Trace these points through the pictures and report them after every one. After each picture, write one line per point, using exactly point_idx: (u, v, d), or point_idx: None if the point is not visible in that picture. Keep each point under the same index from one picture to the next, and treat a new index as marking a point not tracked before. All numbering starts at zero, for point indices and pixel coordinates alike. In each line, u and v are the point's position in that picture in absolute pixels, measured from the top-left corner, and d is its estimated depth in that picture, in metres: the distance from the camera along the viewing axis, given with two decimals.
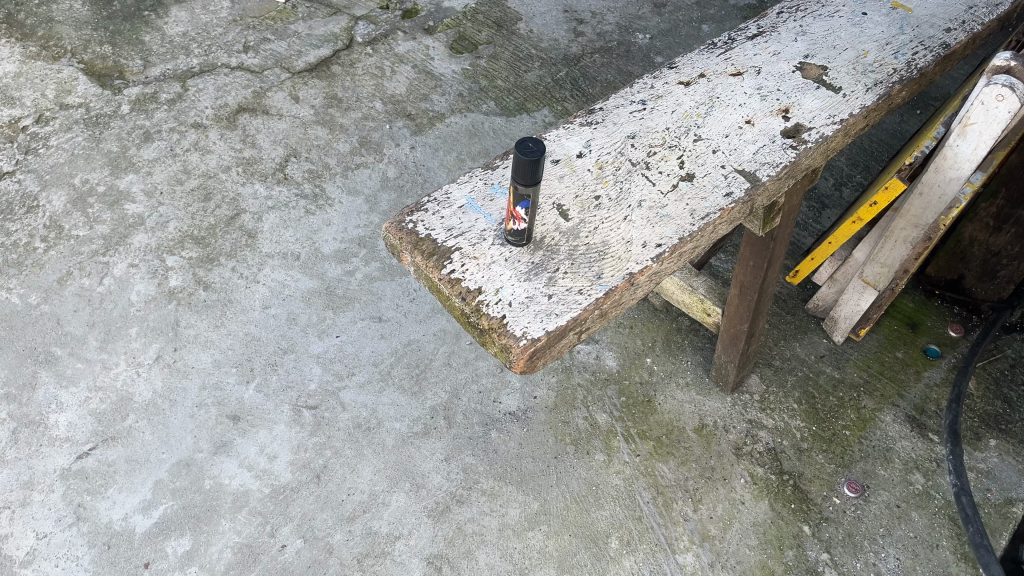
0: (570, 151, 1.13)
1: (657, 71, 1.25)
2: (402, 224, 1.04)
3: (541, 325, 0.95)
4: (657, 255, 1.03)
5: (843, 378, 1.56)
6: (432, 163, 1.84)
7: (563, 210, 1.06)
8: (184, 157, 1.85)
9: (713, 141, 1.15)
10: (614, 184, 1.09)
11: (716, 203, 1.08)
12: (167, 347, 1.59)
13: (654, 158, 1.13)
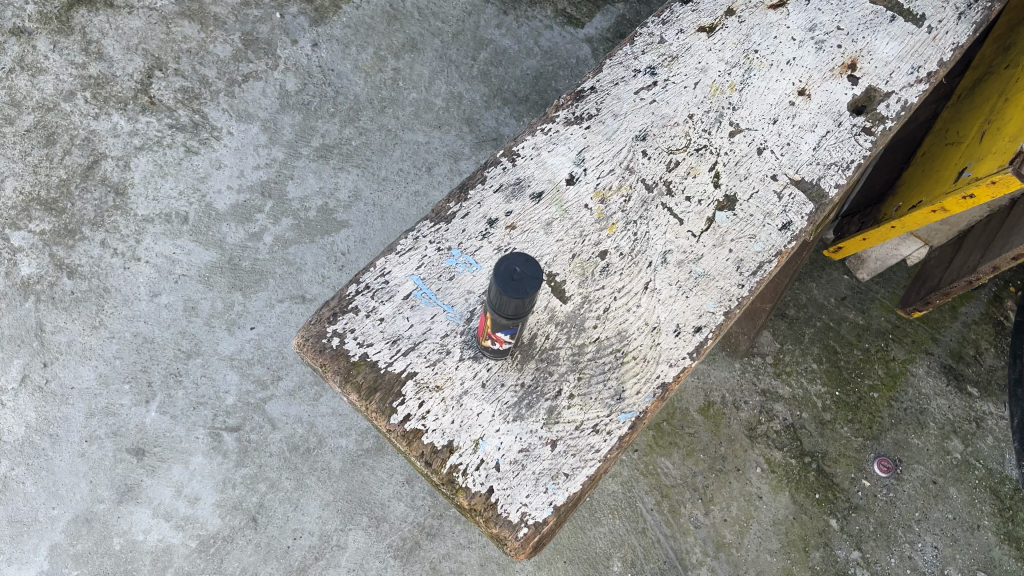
0: (557, 172, 0.78)
1: (665, 14, 0.88)
2: (322, 338, 0.70)
3: (546, 497, 0.66)
4: (697, 346, 0.72)
5: (868, 325, 1.32)
6: (343, 66, 1.45)
7: (556, 281, 0.73)
8: (7, 81, 1.38)
9: (756, 133, 0.81)
10: (624, 227, 0.76)
11: (770, 244, 0.76)
12: (33, 363, 1.24)
13: (678, 172, 0.78)
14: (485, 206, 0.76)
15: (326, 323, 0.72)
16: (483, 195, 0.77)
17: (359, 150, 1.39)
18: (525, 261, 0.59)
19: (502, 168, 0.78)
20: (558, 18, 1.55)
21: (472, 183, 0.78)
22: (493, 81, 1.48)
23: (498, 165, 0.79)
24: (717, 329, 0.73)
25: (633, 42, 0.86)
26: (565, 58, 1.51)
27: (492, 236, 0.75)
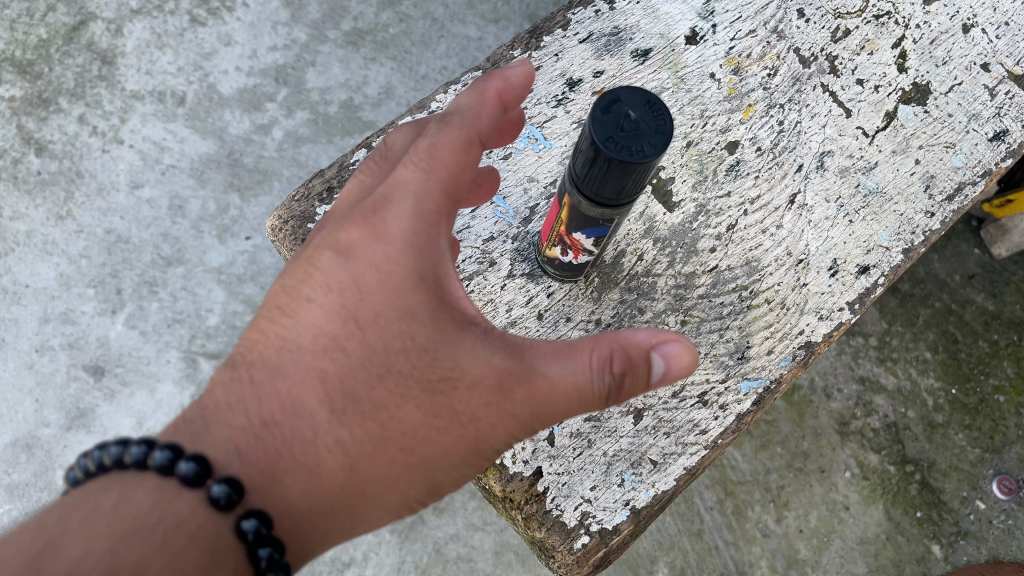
0: (675, 26, 0.68)
1: None
2: (308, 223, 0.65)
3: (622, 489, 0.59)
4: (860, 294, 0.63)
5: (999, 313, 1.07)
6: None
7: (660, 178, 0.65)
8: None
9: (960, 3, 0.68)
10: (763, 111, 0.66)
11: (972, 158, 0.66)
12: None
13: (843, 43, 0.67)
14: (569, 59, 0.67)
15: (317, 201, 0.66)
16: (566, 44, 0.68)
17: (397, 40, 1.16)
18: (644, 101, 0.39)
19: (594, 11, 0.69)
20: None
21: (550, 27, 0.69)
22: None
23: (589, 7, 0.70)
24: (890, 272, 0.63)
25: None
26: None
27: (571, 105, 0.66)
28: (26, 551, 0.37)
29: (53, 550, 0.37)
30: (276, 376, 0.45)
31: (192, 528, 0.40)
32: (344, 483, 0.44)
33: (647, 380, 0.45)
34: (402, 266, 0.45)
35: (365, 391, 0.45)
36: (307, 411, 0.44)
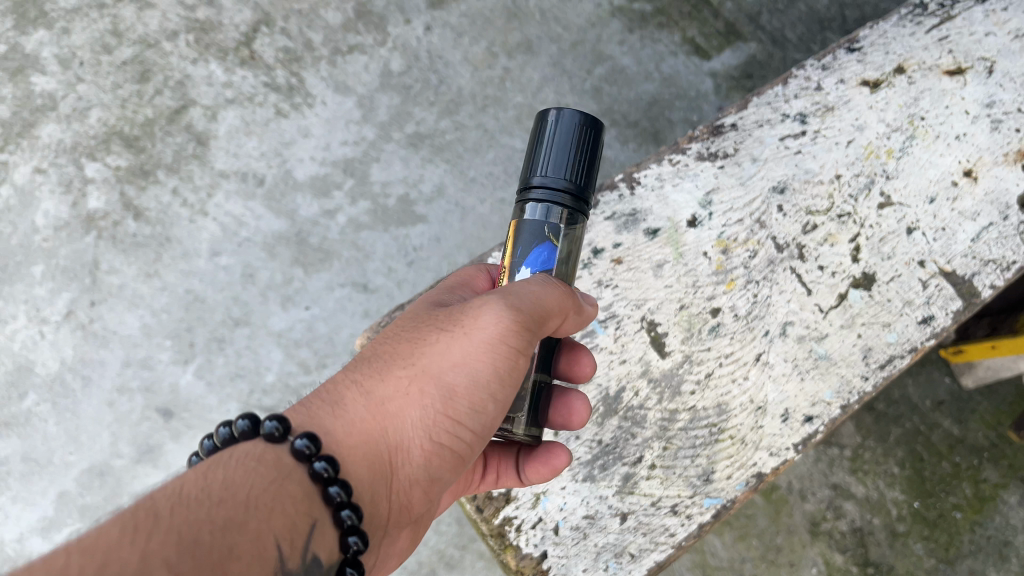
0: (680, 211, 0.86)
1: (831, 51, 0.91)
2: None
3: (605, 571, 0.80)
4: (803, 437, 0.83)
5: (962, 438, 1.19)
6: (452, 56, 1.37)
7: (658, 331, 0.84)
8: (113, 9, 1.34)
9: (906, 209, 0.86)
10: (742, 285, 0.84)
11: (904, 337, 0.84)
12: (82, 300, 1.20)
13: (812, 236, 0.85)
14: (594, 233, 0.85)
15: None
16: (594, 220, 0.85)
17: (452, 145, 1.32)
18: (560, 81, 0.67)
19: (619, 194, 0.86)
20: (684, 47, 1.41)
21: None
22: (604, 99, 1.38)
23: (614, 189, 0.87)
24: (829, 422, 0.83)
25: (787, 84, 0.89)
26: (684, 89, 1.40)
27: (593, 268, 0.84)
28: (125, 521, 0.44)
29: (153, 507, 0.46)
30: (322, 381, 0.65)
31: (261, 478, 0.53)
32: (375, 426, 0.61)
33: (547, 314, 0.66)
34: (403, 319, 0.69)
35: (378, 360, 0.65)
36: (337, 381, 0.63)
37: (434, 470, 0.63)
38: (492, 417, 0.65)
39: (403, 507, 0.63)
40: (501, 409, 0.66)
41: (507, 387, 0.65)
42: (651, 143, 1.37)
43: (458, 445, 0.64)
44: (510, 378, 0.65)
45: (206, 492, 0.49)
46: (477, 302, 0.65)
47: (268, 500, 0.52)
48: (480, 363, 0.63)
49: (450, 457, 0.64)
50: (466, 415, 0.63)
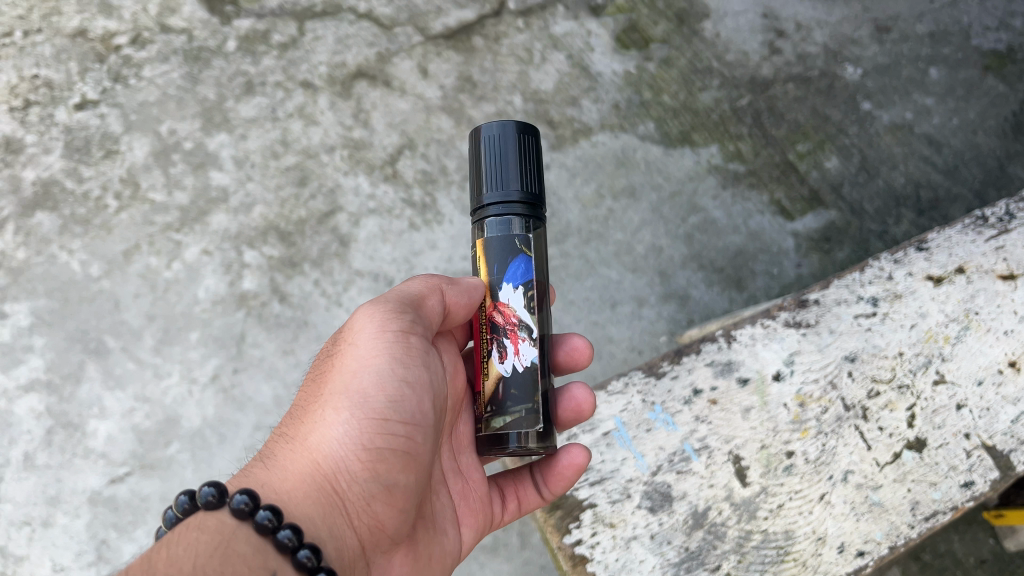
0: (766, 366, 1.00)
1: (901, 251, 1.08)
2: None
3: None
4: (854, 569, 0.90)
5: None
6: (566, 194, 1.56)
7: (741, 464, 0.94)
8: (285, 123, 1.59)
9: (958, 388, 0.98)
10: (814, 434, 0.95)
11: (948, 495, 0.94)
12: (227, 366, 1.40)
13: (875, 400, 0.97)
14: (694, 375, 1.00)
15: None
16: (695, 364, 1.01)
17: (557, 269, 1.49)
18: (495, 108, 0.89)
19: (718, 345, 1.02)
20: (771, 207, 1.59)
21: (688, 350, 1.03)
22: (695, 245, 1.55)
23: (714, 341, 1.03)
24: (877, 559, 0.91)
25: (864, 271, 1.07)
26: (767, 244, 1.56)
27: (692, 405, 0.98)
28: None
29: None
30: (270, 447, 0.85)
31: (207, 534, 0.68)
32: (304, 459, 0.80)
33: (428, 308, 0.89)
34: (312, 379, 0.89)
35: (303, 415, 0.84)
36: (277, 444, 0.83)
37: (387, 469, 0.81)
38: (417, 407, 0.83)
39: (374, 512, 0.81)
40: (423, 400, 0.84)
41: (415, 376, 0.84)
42: (733, 288, 1.53)
43: (396, 443, 0.82)
44: (409, 365, 0.84)
45: (159, 557, 0.63)
46: (352, 335, 0.86)
47: (214, 566, 0.64)
48: (366, 376, 0.83)
49: (395, 457, 0.82)
50: (387, 415, 0.82)
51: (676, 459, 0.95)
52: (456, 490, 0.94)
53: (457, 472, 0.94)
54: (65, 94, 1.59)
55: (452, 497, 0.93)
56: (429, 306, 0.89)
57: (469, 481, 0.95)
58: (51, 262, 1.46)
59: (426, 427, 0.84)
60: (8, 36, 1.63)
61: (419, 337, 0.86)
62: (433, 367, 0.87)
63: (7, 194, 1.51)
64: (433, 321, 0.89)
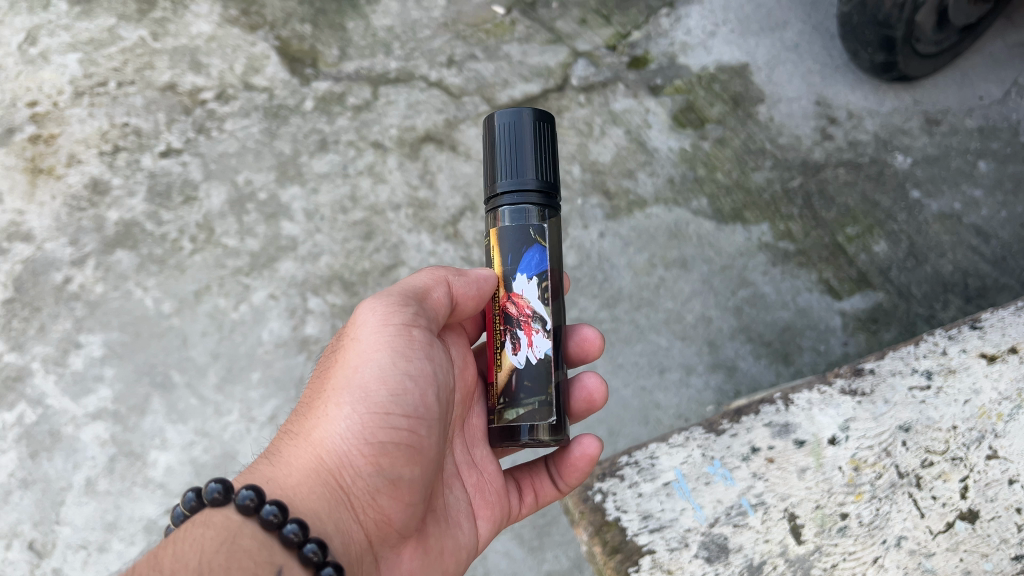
0: (823, 430, 1.02)
1: (956, 328, 1.11)
2: (588, 489, 1.02)
3: None
4: None
5: None
6: (618, 260, 1.62)
7: (796, 522, 0.96)
8: (355, 180, 1.67)
9: (1012, 463, 0.98)
10: (868, 498, 0.97)
11: (999, 565, 0.93)
12: (285, 407, 1.45)
13: (929, 471, 0.98)
14: (753, 435, 1.04)
15: (596, 478, 1.03)
16: (754, 425, 1.05)
17: (607, 333, 1.56)
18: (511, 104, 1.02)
19: (776, 407, 1.06)
20: (819, 286, 1.62)
21: (747, 411, 1.06)
22: (743, 317, 1.59)
23: (773, 404, 1.07)
24: None
25: (918, 345, 1.09)
26: (815, 321, 1.60)
27: (750, 462, 1.01)
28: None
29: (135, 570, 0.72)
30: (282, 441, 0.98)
31: (218, 527, 0.79)
32: (312, 454, 0.93)
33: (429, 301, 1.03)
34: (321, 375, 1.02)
35: (312, 410, 0.98)
36: (289, 438, 0.96)
37: (391, 462, 0.95)
38: (417, 400, 0.96)
39: (380, 504, 0.95)
40: (424, 392, 0.97)
41: (414, 372, 0.97)
42: (780, 361, 1.56)
43: (397, 436, 0.95)
44: (409, 359, 0.98)
45: (173, 553, 0.74)
46: (357, 333, 1.00)
47: (220, 561, 0.74)
48: (367, 374, 0.96)
49: (396, 450, 0.95)
50: (387, 409, 0.95)
51: (733, 512, 0.98)
52: (471, 482, 1.10)
53: (472, 464, 1.11)
54: (152, 142, 1.70)
55: (467, 490, 1.09)
56: (432, 300, 1.03)
57: (483, 472, 1.11)
58: (126, 297, 1.53)
59: (426, 419, 0.97)
60: (104, 86, 1.75)
61: (420, 331, 1.00)
62: (434, 360, 1.00)
63: (92, 232, 1.59)
64: (432, 318, 1.03)
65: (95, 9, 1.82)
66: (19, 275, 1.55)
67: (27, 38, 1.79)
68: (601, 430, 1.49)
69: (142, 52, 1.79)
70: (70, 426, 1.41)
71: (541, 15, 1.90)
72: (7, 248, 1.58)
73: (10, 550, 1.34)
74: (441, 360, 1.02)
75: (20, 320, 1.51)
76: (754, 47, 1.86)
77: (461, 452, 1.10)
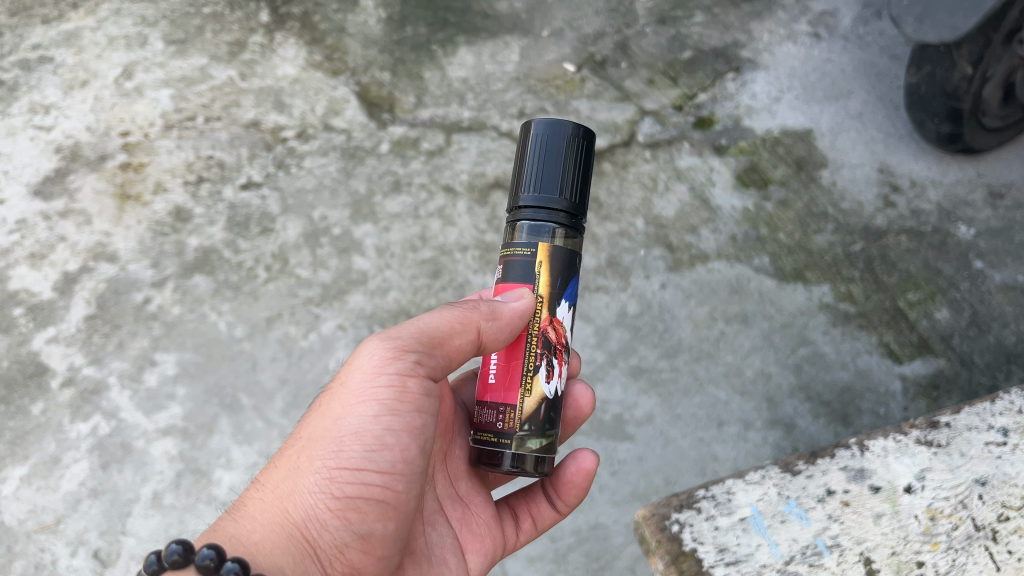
0: (899, 478, 1.02)
1: None
2: (664, 519, 1.03)
3: None
4: None
5: None
6: (679, 311, 1.66)
7: (872, 567, 0.96)
8: (425, 221, 1.73)
9: None
10: (944, 548, 0.96)
11: None
12: None
13: (1006, 526, 0.98)
14: (829, 478, 1.04)
15: (672, 509, 1.04)
16: (830, 468, 1.05)
17: (666, 382, 1.59)
18: (553, 122, 1.07)
19: (851, 452, 1.06)
20: (879, 349, 1.63)
21: (823, 454, 1.07)
22: (803, 376, 1.60)
23: (848, 448, 1.07)
24: None
25: (994, 403, 1.10)
26: (875, 383, 1.60)
27: (826, 504, 1.02)
28: None
29: None
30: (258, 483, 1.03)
31: None
32: (280, 509, 0.97)
33: (435, 349, 1.05)
34: (303, 418, 1.06)
35: (287, 459, 1.02)
36: (262, 485, 1.01)
37: (362, 518, 0.99)
38: (393, 457, 0.99)
39: (348, 557, 0.99)
40: (404, 448, 1.00)
41: (395, 428, 1.00)
42: (839, 422, 1.57)
43: (370, 493, 0.98)
44: (394, 413, 1.00)
45: None
46: (350, 378, 1.02)
47: None
48: (349, 427, 0.99)
49: (368, 506, 0.99)
50: (361, 465, 0.98)
51: (809, 552, 0.98)
52: (456, 517, 1.19)
53: (457, 498, 1.21)
54: (233, 174, 1.77)
55: (451, 525, 1.19)
56: (444, 347, 1.05)
57: (471, 506, 1.21)
58: (201, 320, 1.59)
59: (403, 475, 1.00)
60: (192, 120, 1.83)
61: (414, 382, 1.02)
62: (422, 412, 1.03)
63: (173, 256, 1.67)
64: (429, 365, 1.04)
65: (189, 48, 1.91)
66: (102, 294, 1.62)
67: (124, 73, 1.88)
68: (658, 479, 1.51)
69: (230, 90, 1.87)
70: (141, 440, 1.48)
71: (610, 74, 1.96)
72: (92, 267, 1.65)
73: (76, 557, 1.39)
74: (432, 409, 1.05)
75: (100, 335, 1.57)
76: (818, 113, 1.87)
77: (445, 487, 1.20)
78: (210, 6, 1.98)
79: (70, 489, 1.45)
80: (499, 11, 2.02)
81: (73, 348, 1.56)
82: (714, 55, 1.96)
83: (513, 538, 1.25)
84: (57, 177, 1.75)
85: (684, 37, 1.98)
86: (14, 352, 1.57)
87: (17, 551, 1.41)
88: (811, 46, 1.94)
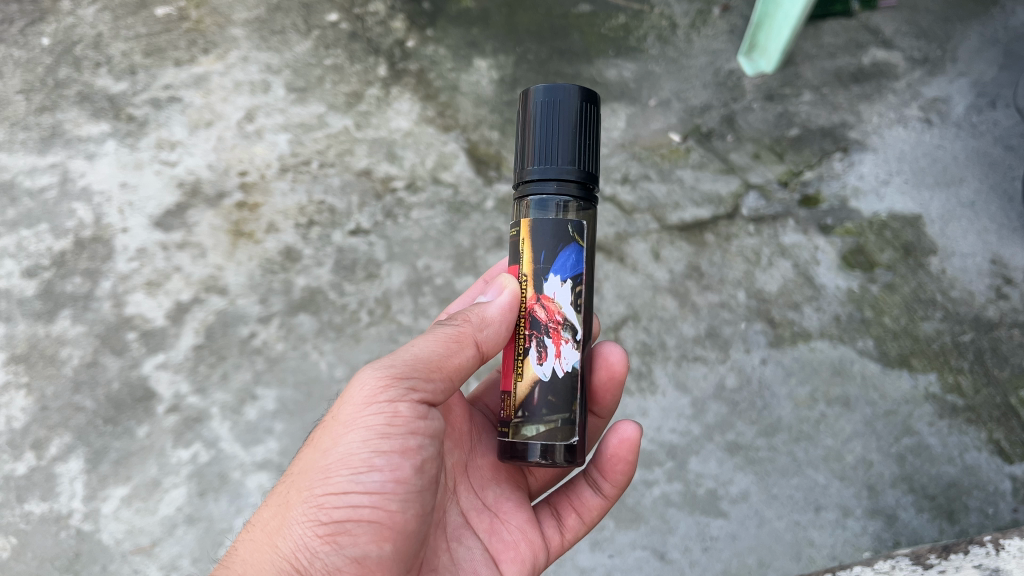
0: None
1: None
2: None
3: None
4: None
5: None
6: (778, 389, 1.63)
7: None
8: None
9: None
10: None
11: None
12: None
13: None
14: (962, 572, 1.02)
15: None
16: (963, 563, 1.03)
17: (763, 461, 1.56)
18: (559, 91, 1.07)
19: (986, 550, 1.04)
20: (988, 445, 1.58)
21: (956, 548, 1.06)
22: (906, 466, 1.56)
23: (982, 545, 1.05)
24: None
25: None
26: (983, 481, 1.55)
27: None
28: None
29: None
30: (253, 525, 1.04)
31: None
32: (270, 543, 0.98)
33: (432, 375, 1.06)
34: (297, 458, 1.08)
35: (279, 496, 1.03)
36: (257, 525, 1.03)
37: (353, 541, 0.96)
38: (384, 478, 0.99)
39: None
40: (395, 468, 1.00)
41: (385, 451, 1.00)
42: (945, 518, 1.52)
43: (359, 514, 0.97)
44: (386, 437, 1.01)
45: None
46: (342, 409, 1.04)
47: None
48: (340, 455, 1.00)
49: (359, 528, 0.97)
50: (347, 489, 0.98)
51: None
52: (483, 528, 1.18)
53: (484, 508, 1.19)
54: (343, 220, 1.81)
55: (482, 537, 1.17)
56: (443, 371, 1.08)
57: (500, 515, 1.20)
58: (303, 357, 1.66)
59: (395, 495, 0.99)
60: (307, 164, 1.87)
61: (406, 407, 1.03)
62: (416, 435, 1.03)
63: (280, 294, 1.72)
64: (425, 390, 1.06)
65: (309, 97, 1.95)
66: (211, 325, 1.69)
67: (247, 116, 1.91)
68: (751, 559, 1.48)
69: (345, 139, 1.91)
70: (237, 471, 1.55)
71: (715, 146, 1.93)
72: (203, 298, 1.71)
73: None
74: (426, 431, 1.05)
75: (206, 365, 1.64)
76: (928, 199, 1.82)
77: (472, 499, 1.19)
78: (332, 57, 2.02)
79: (167, 514, 1.52)
80: (608, 79, 2.01)
81: (180, 376, 1.64)
82: (822, 133, 1.92)
83: (558, 538, 1.25)
84: (177, 211, 1.80)
85: (791, 114, 1.95)
86: (126, 374, 1.64)
87: (112, 570, 1.48)
88: (921, 132, 1.90)
